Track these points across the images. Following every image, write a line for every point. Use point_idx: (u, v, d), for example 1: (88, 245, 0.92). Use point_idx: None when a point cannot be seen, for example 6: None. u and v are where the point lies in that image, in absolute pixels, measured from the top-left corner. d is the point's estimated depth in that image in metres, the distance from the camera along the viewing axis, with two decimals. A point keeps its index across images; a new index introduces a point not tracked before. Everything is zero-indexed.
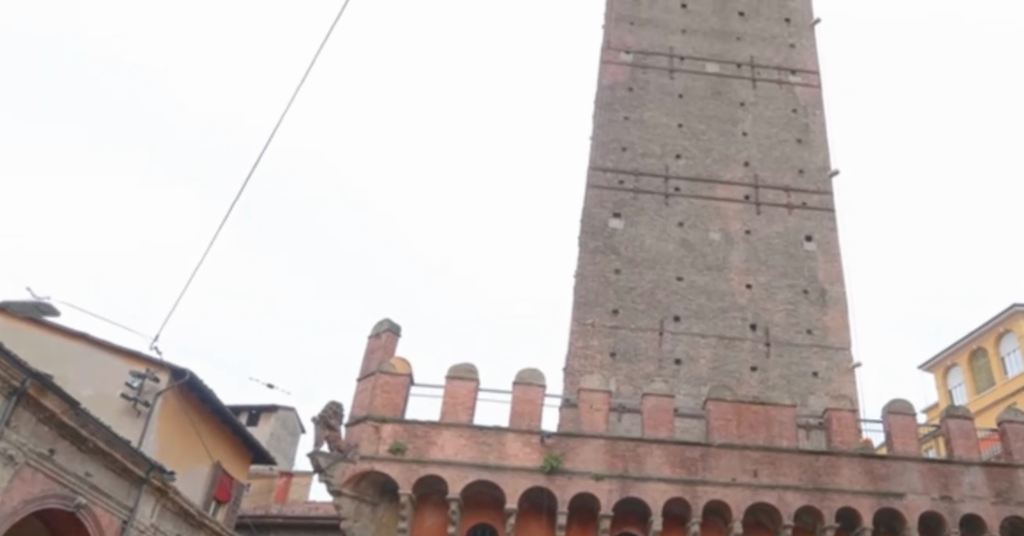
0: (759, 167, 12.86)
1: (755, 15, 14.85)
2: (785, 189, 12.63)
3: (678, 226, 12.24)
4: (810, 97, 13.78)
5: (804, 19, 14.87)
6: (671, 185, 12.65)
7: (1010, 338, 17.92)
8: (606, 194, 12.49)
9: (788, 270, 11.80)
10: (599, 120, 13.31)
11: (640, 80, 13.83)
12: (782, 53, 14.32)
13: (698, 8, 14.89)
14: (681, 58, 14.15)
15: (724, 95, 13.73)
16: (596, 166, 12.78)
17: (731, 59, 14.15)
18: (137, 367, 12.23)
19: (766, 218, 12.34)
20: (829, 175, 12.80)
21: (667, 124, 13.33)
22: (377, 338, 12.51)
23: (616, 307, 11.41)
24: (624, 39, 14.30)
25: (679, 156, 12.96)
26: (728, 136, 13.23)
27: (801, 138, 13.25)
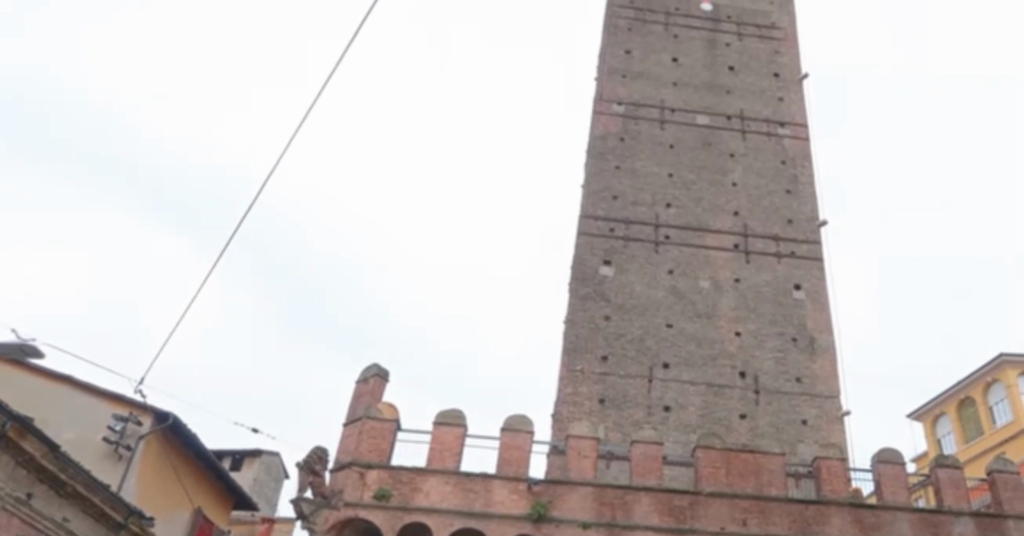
0: (749, 217, 13.03)
1: (745, 69, 15.19)
2: (774, 238, 12.79)
3: (668, 273, 12.35)
4: (798, 149, 14.04)
5: (793, 74, 15.22)
6: (661, 233, 12.80)
7: (998, 388, 18.03)
8: (598, 241, 12.61)
9: (777, 318, 11.89)
10: (590, 169, 13.49)
11: (632, 131, 14.07)
12: (771, 106, 14.61)
13: (689, 62, 15.23)
14: (671, 110, 14.42)
15: (713, 146, 13.98)
16: (588, 214, 12.91)
17: (721, 111, 14.43)
18: (120, 410, 12.09)
19: (755, 266, 12.48)
20: (817, 225, 12.98)
21: (658, 174, 13.51)
22: (364, 383, 12.45)
23: (606, 353, 11.43)
24: (616, 90, 14.58)
25: (670, 205, 13.12)
26: (718, 186, 13.42)
27: (790, 189, 13.45)
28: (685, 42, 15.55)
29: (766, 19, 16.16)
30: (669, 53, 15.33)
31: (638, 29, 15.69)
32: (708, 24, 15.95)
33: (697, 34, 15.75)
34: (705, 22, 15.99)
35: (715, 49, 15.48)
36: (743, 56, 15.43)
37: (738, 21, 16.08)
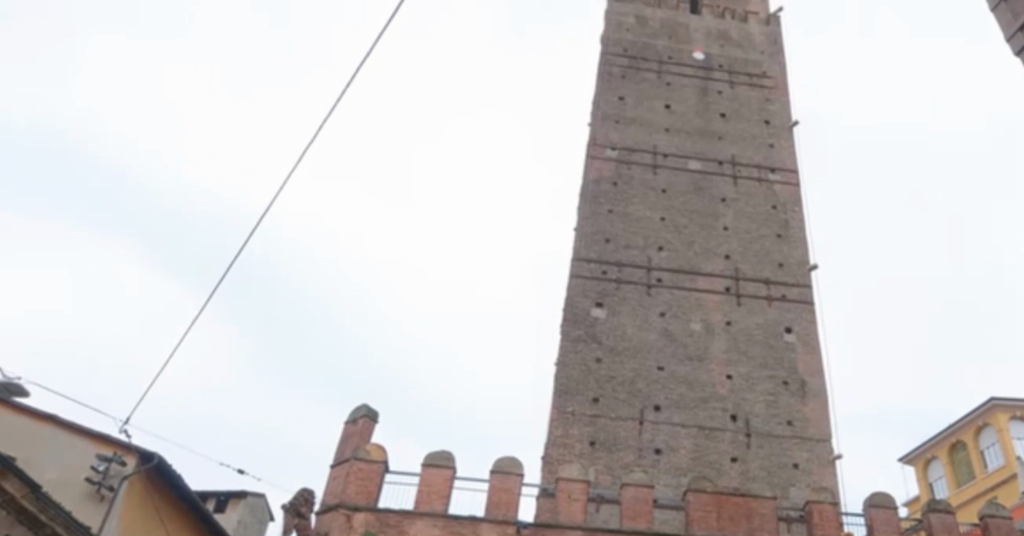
0: (740, 261, 13.15)
1: (736, 116, 15.46)
2: (765, 282, 12.91)
3: (660, 315, 12.42)
4: (789, 194, 14.23)
5: (783, 121, 15.49)
6: (653, 275, 12.89)
7: (989, 432, 18.10)
8: (590, 283, 12.69)
9: (768, 360, 11.95)
10: (583, 212, 13.63)
11: (625, 175, 14.25)
12: (762, 152, 14.84)
13: (681, 108, 15.49)
14: (664, 155, 14.63)
15: (705, 191, 14.16)
16: (580, 257, 13.01)
17: (713, 157, 14.65)
18: (105, 450, 11.95)
19: (746, 309, 12.57)
20: (808, 269, 13.11)
21: (650, 218, 13.66)
22: (353, 423, 12.38)
23: (597, 396, 11.42)
24: (610, 135, 14.80)
25: (662, 248, 13.24)
26: (709, 230, 13.56)
27: (781, 234, 13.61)
28: (678, 90, 15.82)
29: (757, 68, 16.49)
30: (662, 100, 15.59)
31: (631, 76, 15.97)
32: (700, 72, 16.26)
33: (689, 82, 16.04)
34: (697, 70, 16.30)
35: (707, 97, 15.76)
36: (734, 103, 15.71)
37: (730, 70, 16.40)
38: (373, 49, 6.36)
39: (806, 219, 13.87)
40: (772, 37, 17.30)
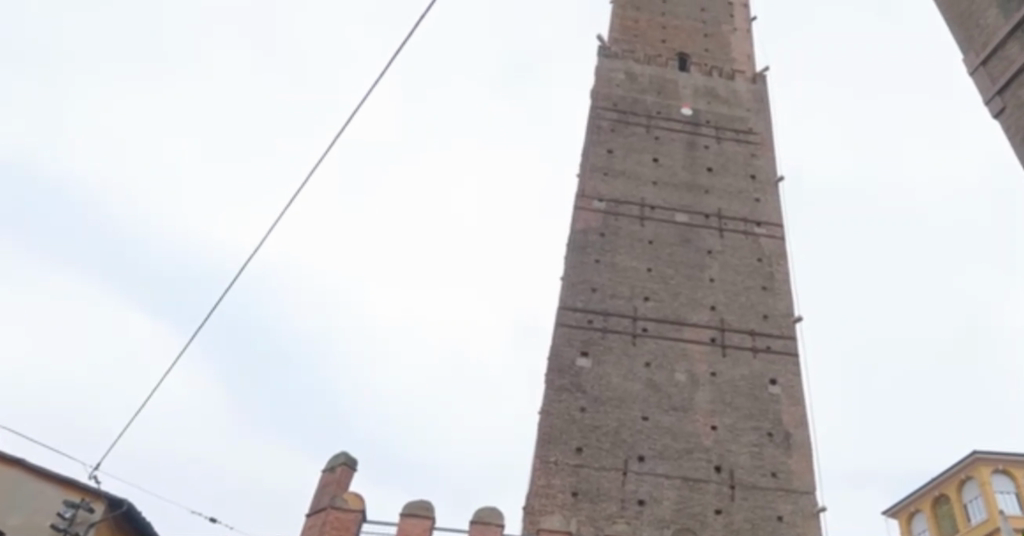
0: (725, 312, 13.27)
1: (723, 170, 15.74)
2: (750, 333, 13.03)
3: (645, 365, 12.47)
4: (774, 247, 14.44)
5: (769, 176, 15.78)
6: (638, 325, 12.98)
7: (972, 485, 18.18)
8: (575, 333, 12.74)
9: (752, 412, 12.00)
10: (569, 262, 13.74)
11: (612, 226, 14.41)
12: (748, 206, 15.09)
13: (669, 162, 15.76)
14: (651, 207, 14.83)
15: (692, 243, 14.34)
16: (566, 305, 13.09)
17: (700, 210, 14.87)
18: (73, 496, 11.74)
19: (732, 360, 12.65)
20: (793, 321, 13.25)
21: (637, 268, 13.79)
22: (331, 472, 12.25)
23: (580, 445, 11.38)
24: (598, 187, 15.00)
25: (647, 298, 13.35)
26: (695, 281, 13.71)
27: (766, 286, 13.77)
28: (666, 144, 16.12)
29: (743, 125, 16.86)
30: (650, 153, 15.87)
31: (620, 130, 16.26)
32: (688, 127, 16.59)
33: (677, 137, 16.35)
34: (685, 125, 16.63)
35: (694, 151, 16.06)
36: (721, 158, 16.01)
37: (717, 125, 16.75)
38: (369, 97, 6.41)
39: (791, 272, 14.05)
40: (758, 95, 17.70)
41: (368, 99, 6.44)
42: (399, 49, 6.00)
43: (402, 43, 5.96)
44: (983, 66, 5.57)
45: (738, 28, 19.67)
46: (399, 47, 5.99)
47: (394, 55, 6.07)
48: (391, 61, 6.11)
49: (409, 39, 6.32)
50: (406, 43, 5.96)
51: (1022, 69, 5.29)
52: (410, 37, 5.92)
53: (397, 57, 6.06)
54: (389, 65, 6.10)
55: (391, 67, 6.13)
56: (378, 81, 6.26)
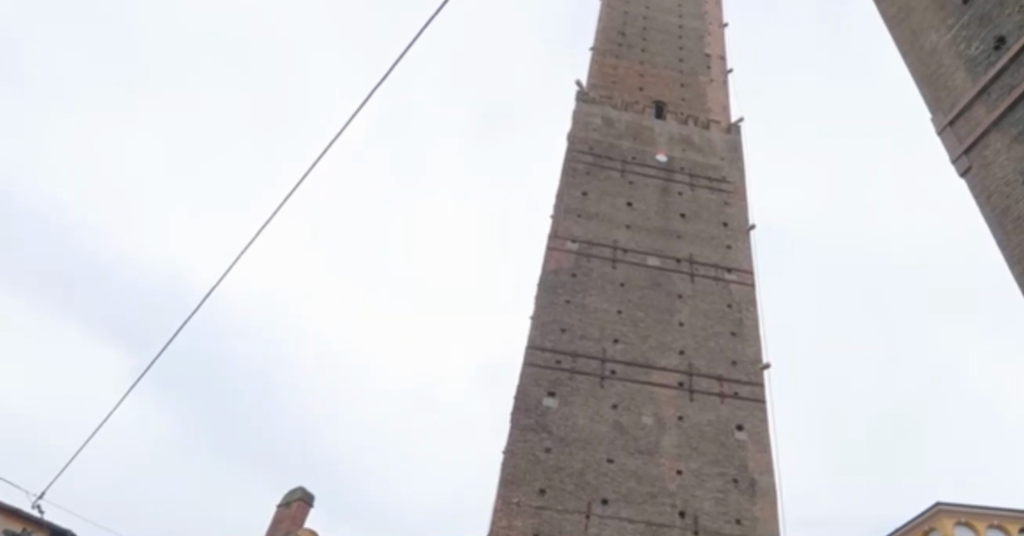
0: (694, 356, 13.37)
1: (696, 217, 15.97)
2: (718, 379, 13.13)
3: (612, 407, 12.48)
4: (744, 293, 14.62)
5: (741, 224, 16.03)
6: (607, 367, 13.01)
7: None
8: (543, 373, 12.74)
9: (718, 457, 12.04)
10: (540, 301, 13.79)
11: (584, 267, 14.51)
12: (720, 252, 15.31)
13: (642, 206, 15.96)
14: (624, 250, 14.97)
15: (663, 287, 14.48)
16: (535, 345, 13.10)
17: (672, 254, 15.05)
18: (13, 526, 11.31)
19: (699, 405, 12.72)
20: (760, 368, 13.38)
21: (607, 309, 13.87)
22: (287, 507, 12.00)
23: (543, 486, 11.31)
24: (571, 228, 15.13)
25: (617, 340, 13.41)
26: (665, 324, 13.82)
27: (735, 331, 13.92)
28: (639, 188, 16.34)
29: (717, 173, 17.16)
30: (624, 197, 16.06)
31: (595, 173, 16.46)
32: (663, 173, 16.84)
33: (651, 182, 16.58)
34: (660, 171, 16.89)
35: (668, 197, 16.29)
36: (694, 204, 16.24)
37: (691, 173, 17.03)
38: (378, 85, 6.39)
39: (760, 318, 14.22)
40: (733, 145, 18.05)
41: (380, 83, 6.52)
42: (406, 51, 6.27)
43: (412, 38, 6.07)
44: (951, 126, 5.78)
45: (714, 79, 20.10)
46: (410, 44, 6.23)
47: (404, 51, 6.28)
48: (400, 57, 6.33)
49: (395, 68, 6.39)
50: (418, 39, 6.18)
51: (987, 131, 5.49)
52: (423, 28, 6.13)
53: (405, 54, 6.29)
54: (398, 59, 6.30)
55: (398, 65, 6.34)
56: (391, 69, 6.40)
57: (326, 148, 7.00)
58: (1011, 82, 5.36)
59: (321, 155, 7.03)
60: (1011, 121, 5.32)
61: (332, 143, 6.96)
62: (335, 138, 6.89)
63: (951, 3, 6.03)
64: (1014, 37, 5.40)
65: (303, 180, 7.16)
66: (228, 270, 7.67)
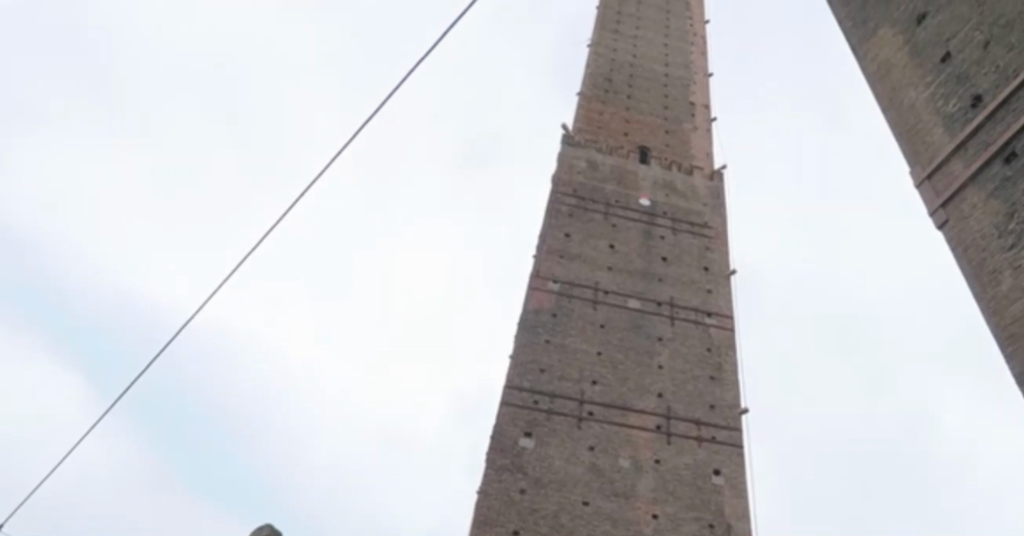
0: (672, 400, 13.41)
1: (677, 261, 16.13)
2: (696, 422, 13.17)
3: (589, 449, 12.45)
4: (723, 338, 14.74)
5: (721, 270, 16.21)
6: (585, 408, 13.00)
7: None
8: (520, 412, 12.71)
9: (694, 502, 12.02)
10: (520, 340, 13.80)
11: (564, 307, 14.58)
12: (700, 296, 15.46)
13: (625, 249, 16.11)
14: (605, 291, 15.07)
15: (643, 329, 14.56)
16: (513, 385, 13.09)
17: (652, 297, 15.17)
18: None
19: (676, 448, 12.73)
20: (738, 412, 13.45)
21: (587, 351, 13.90)
22: None
23: (517, 528, 11.21)
24: (553, 268, 15.22)
25: (595, 382, 13.42)
26: (644, 367, 13.86)
27: (714, 376, 14.00)
28: (622, 232, 16.50)
29: (699, 218, 17.38)
30: (606, 239, 16.21)
31: (578, 215, 16.61)
32: (646, 217, 17.03)
33: (634, 226, 16.76)
34: (643, 215, 17.08)
35: (650, 240, 16.46)
36: (675, 248, 16.41)
37: (674, 218, 17.24)
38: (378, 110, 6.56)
39: (738, 363, 14.32)
40: (715, 191, 18.32)
41: (386, 101, 6.79)
42: (415, 67, 6.52)
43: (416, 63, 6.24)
44: (928, 180, 5.95)
45: (699, 126, 20.46)
46: (426, 53, 6.59)
47: (418, 64, 6.52)
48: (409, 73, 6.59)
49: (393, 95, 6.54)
50: (428, 55, 6.45)
51: (963, 186, 5.66)
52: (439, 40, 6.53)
53: (417, 69, 6.52)
54: (410, 74, 6.55)
55: (403, 85, 6.64)
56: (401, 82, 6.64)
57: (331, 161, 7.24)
58: (986, 139, 5.56)
59: (325, 168, 7.24)
60: (987, 176, 5.50)
61: (338, 154, 7.22)
62: (344, 147, 7.15)
63: (930, 62, 6.25)
64: (990, 95, 5.62)
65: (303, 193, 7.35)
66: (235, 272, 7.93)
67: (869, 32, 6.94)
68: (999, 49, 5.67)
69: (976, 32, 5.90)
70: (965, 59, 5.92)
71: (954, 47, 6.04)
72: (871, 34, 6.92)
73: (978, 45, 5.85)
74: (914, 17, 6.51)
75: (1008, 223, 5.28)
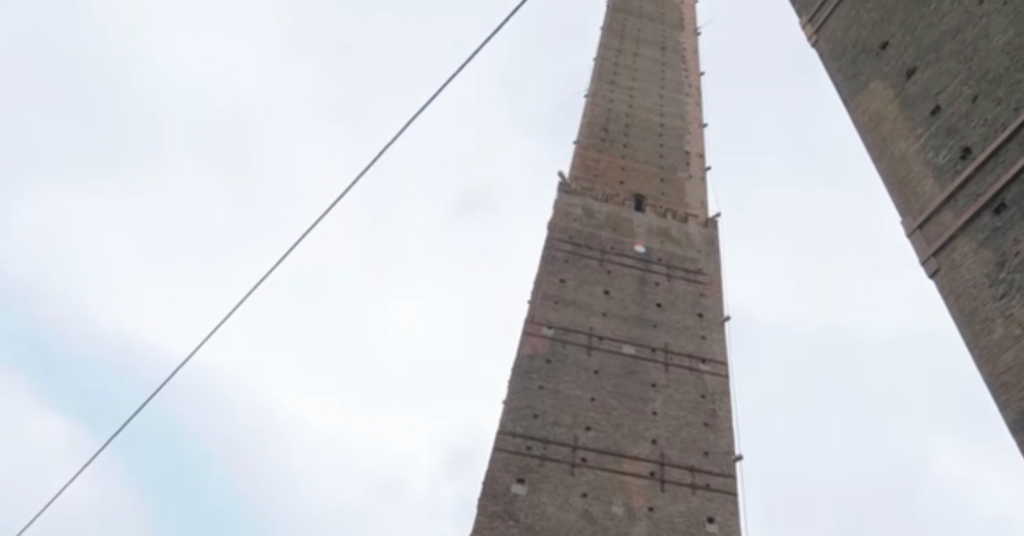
0: (666, 446, 13.37)
1: (671, 307, 16.23)
2: (690, 469, 13.12)
3: (582, 496, 12.38)
4: (718, 384, 14.76)
5: (716, 316, 16.31)
6: (578, 454, 12.95)
7: None
8: (512, 458, 12.64)
9: None
10: (514, 386, 13.78)
11: (559, 353, 14.60)
12: (694, 342, 15.51)
13: (620, 295, 16.20)
14: (599, 337, 15.11)
15: (637, 375, 14.56)
16: (505, 430, 13.04)
17: (647, 343, 15.21)
18: None
19: (670, 495, 12.66)
20: (732, 459, 13.42)
21: (580, 396, 13.88)
22: None
23: None
24: (548, 314, 15.27)
25: (589, 428, 13.38)
26: (639, 413, 13.85)
27: (708, 422, 14.00)
28: (618, 278, 16.61)
29: (693, 265, 17.53)
30: (601, 285, 16.31)
31: (574, 261, 16.72)
32: (640, 264, 17.17)
33: (629, 272, 16.89)
34: (638, 262, 17.21)
35: (645, 286, 16.57)
36: (670, 295, 16.51)
37: (668, 265, 17.37)
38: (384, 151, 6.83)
39: (732, 409, 14.33)
40: (709, 238, 18.51)
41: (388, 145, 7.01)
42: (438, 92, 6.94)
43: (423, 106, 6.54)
44: (920, 229, 6.08)
45: (693, 175, 20.74)
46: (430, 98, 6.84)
47: (449, 78, 7.16)
48: (441, 88, 7.25)
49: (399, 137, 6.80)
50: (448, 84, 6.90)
51: (954, 235, 5.79)
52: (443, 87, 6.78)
53: (449, 82, 7.17)
54: (444, 85, 7.17)
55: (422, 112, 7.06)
56: (434, 95, 7.28)
57: (363, 171, 7.85)
58: (976, 191, 5.70)
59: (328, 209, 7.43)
60: (977, 227, 5.63)
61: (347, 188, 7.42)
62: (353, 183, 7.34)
63: (919, 115, 6.43)
64: (979, 147, 5.78)
65: (332, 205, 7.89)
66: (259, 285, 8.39)
67: (860, 85, 7.14)
68: (987, 103, 5.85)
69: (964, 87, 6.09)
70: (954, 112, 6.10)
71: (944, 100, 6.23)
72: (862, 87, 7.12)
73: (967, 98, 6.04)
74: (904, 71, 6.71)
75: (998, 272, 5.40)
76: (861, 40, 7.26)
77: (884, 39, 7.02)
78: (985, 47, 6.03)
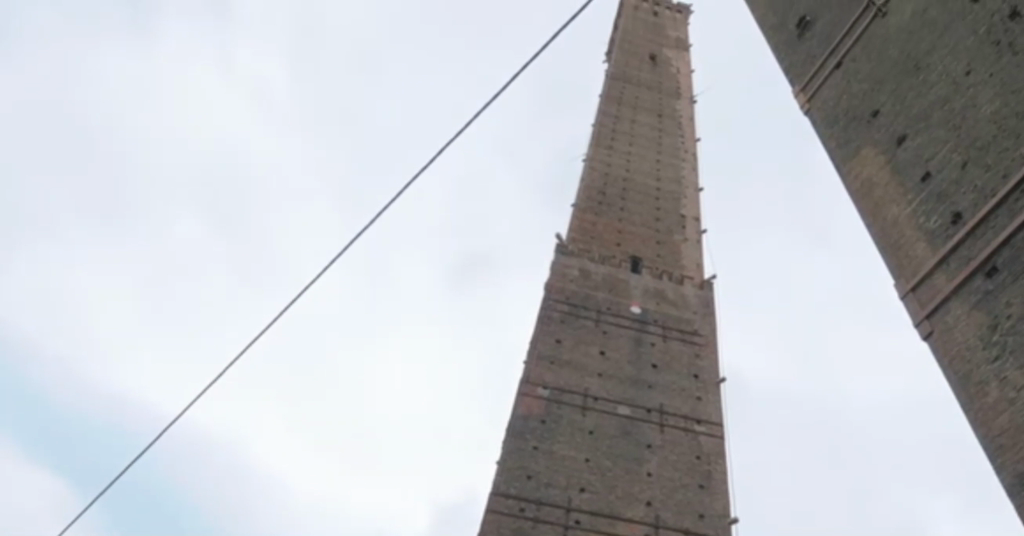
0: (661, 508, 13.26)
1: (667, 368, 16.25)
2: (685, 532, 13.00)
3: None
4: (713, 446, 14.72)
5: (711, 377, 16.33)
6: (571, 516, 12.80)
7: None
8: (505, 520, 12.53)
9: None
10: (508, 447, 13.70)
11: (553, 413, 14.55)
12: (689, 403, 15.50)
13: (615, 356, 16.24)
14: (594, 397, 15.08)
15: (632, 436, 14.49)
16: (498, 491, 12.93)
17: (642, 404, 15.18)
18: None
19: None
20: (727, 522, 13.31)
21: (575, 457, 13.79)
22: None
23: None
24: (543, 374, 15.26)
25: (583, 489, 13.26)
26: (634, 474, 13.75)
27: (703, 484, 13.91)
28: (614, 338, 16.67)
29: (689, 326, 17.63)
30: (597, 346, 16.36)
31: (569, 321, 16.79)
32: (636, 325, 17.25)
33: (625, 333, 16.95)
34: (633, 323, 17.30)
35: (641, 347, 16.63)
36: (665, 355, 16.57)
37: (664, 326, 17.46)
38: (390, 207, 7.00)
39: (728, 471, 14.26)
40: (705, 300, 18.66)
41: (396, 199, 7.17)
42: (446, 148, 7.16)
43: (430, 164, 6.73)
44: (914, 292, 6.23)
45: (689, 238, 21.01)
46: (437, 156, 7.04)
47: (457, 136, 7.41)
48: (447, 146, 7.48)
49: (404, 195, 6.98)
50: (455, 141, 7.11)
51: (948, 297, 5.93)
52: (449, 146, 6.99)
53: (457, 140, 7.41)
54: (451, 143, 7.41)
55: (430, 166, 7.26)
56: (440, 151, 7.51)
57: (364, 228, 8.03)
58: (968, 255, 5.87)
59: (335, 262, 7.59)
60: (970, 289, 5.78)
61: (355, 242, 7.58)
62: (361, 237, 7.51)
63: (911, 180, 6.63)
64: (970, 213, 5.97)
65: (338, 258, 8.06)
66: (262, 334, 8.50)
67: (852, 152, 7.38)
68: (977, 169, 6.06)
69: (954, 153, 6.31)
70: (945, 178, 6.32)
71: (934, 166, 6.45)
72: (855, 153, 7.36)
73: (957, 164, 6.25)
74: (894, 138, 6.96)
75: (992, 334, 5.52)
76: (854, 108, 7.53)
77: (874, 107, 7.29)
78: (974, 115, 6.27)
